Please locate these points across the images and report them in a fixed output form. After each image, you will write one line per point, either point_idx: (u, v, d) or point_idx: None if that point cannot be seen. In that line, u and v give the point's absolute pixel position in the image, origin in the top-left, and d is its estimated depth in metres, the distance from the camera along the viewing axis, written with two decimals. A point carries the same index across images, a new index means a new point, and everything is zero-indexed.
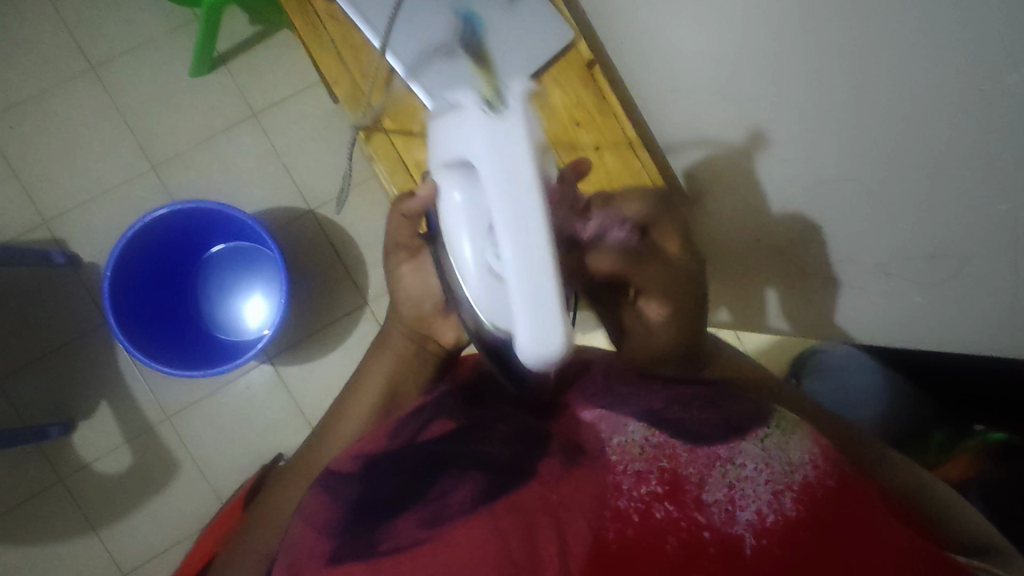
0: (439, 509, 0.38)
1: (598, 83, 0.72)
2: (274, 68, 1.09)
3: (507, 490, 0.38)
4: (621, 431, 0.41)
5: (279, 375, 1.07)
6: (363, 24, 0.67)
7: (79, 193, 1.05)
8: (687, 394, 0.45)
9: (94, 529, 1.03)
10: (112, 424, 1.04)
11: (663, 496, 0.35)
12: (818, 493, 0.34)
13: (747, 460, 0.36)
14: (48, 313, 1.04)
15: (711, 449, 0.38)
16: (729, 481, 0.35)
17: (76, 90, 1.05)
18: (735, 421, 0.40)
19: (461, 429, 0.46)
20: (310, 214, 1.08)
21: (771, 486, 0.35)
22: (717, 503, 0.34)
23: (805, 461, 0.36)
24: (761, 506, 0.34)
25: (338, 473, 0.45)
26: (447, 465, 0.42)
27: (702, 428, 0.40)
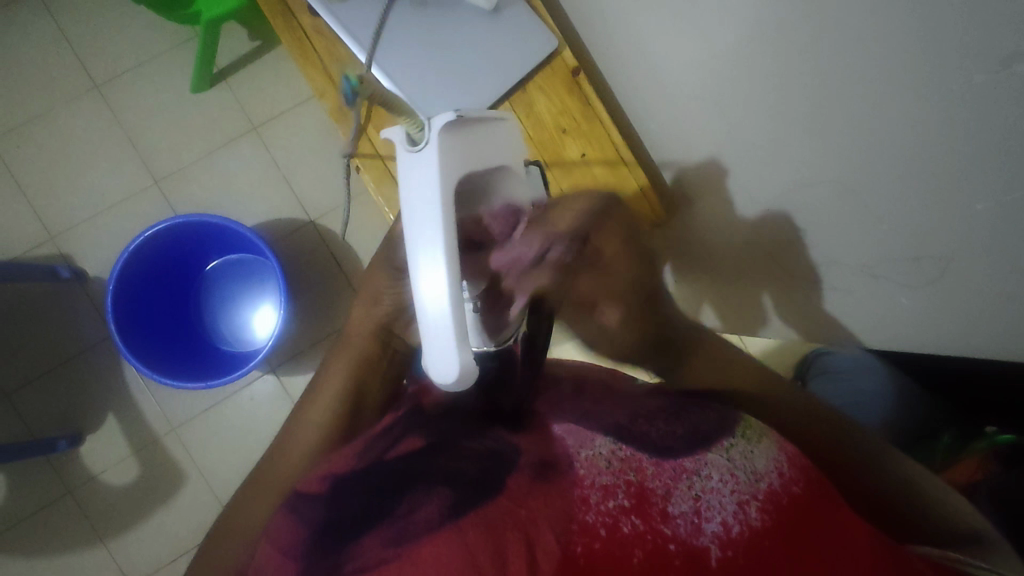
0: (405, 527, 0.36)
1: (584, 90, 0.71)
2: (272, 82, 1.10)
3: (475, 505, 0.37)
4: (588, 445, 0.41)
5: (281, 385, 1.08)
6: (349, 39, 0.66)
7: (84, 210, 1.07)
8: (649, 409, 0.45)
9: (101, 540, 1.04)
10: (118, 435, 1.06)
11: (630, 510, 0.36)
12: (782, 501, 0.35)
13: (713, 471, 0.37)
14: (55, 327, 1.06)
15: (678, 461, 0.39)
16: (695, 492, 0.36)
17: (80, 108, 1.08)
18: (701, 432, 0.41)
19: (431, 446, 0.43)
20: (309, 225, 1.09)
21: (736, 496, 0.36)
22: (682, 515, 0.35)
23: (770, 470, 0.37)
24: (726, 517, 0.35)
25: (305, 492, 0.42)
26: (414, 482, 0.39)
27: (668, 441, 0.41)
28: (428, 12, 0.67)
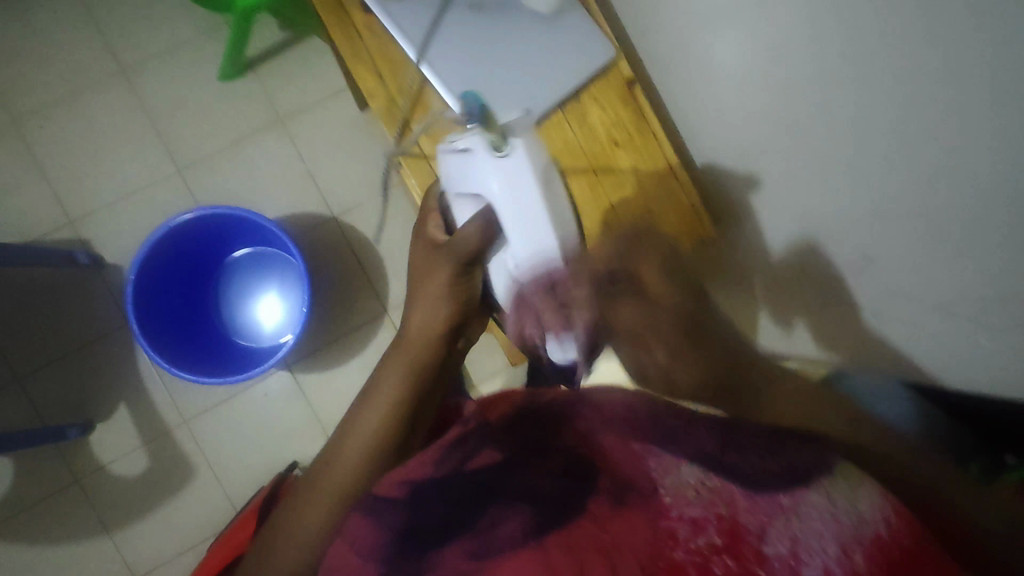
0: (487, 541, 0.39)
1: (637, 101, 0.72)
2: (304, 74, 1.08)
3: (556, 525, 0.38)
4: (674, 471, 0.39)
5: (297, 382, 1.06)
6: (402, 38, 0.67)
7: (105, 195, 1.05)
8: (742, 428, 0.42)
9: (108, 531, 1.03)
10: (129, 426, 1.04)
11: (721, 549, 0.34)
12: (893, 552, 0.32)
13: (813, 510, 0.34)
14: (70, 313, 1.04)
15: (774, 497, 0.35)
16: (793, 533, 0.33)
17: (105, 91, 1.06)
18: (801, 461, 0.37)
19: (507, 462, 0.45)
20: (333, 221, 1.08)
21: (839, 541, 0.32)
22: (779, 557, 0.33)
23: (879, 517, 0.33)
24: (827, 562, 0.32)
25: (382, 497, 0.47)
26: (492, 494, 0.42)
27: (767, 471, 0.37)
28: (484, 16, 0.69)
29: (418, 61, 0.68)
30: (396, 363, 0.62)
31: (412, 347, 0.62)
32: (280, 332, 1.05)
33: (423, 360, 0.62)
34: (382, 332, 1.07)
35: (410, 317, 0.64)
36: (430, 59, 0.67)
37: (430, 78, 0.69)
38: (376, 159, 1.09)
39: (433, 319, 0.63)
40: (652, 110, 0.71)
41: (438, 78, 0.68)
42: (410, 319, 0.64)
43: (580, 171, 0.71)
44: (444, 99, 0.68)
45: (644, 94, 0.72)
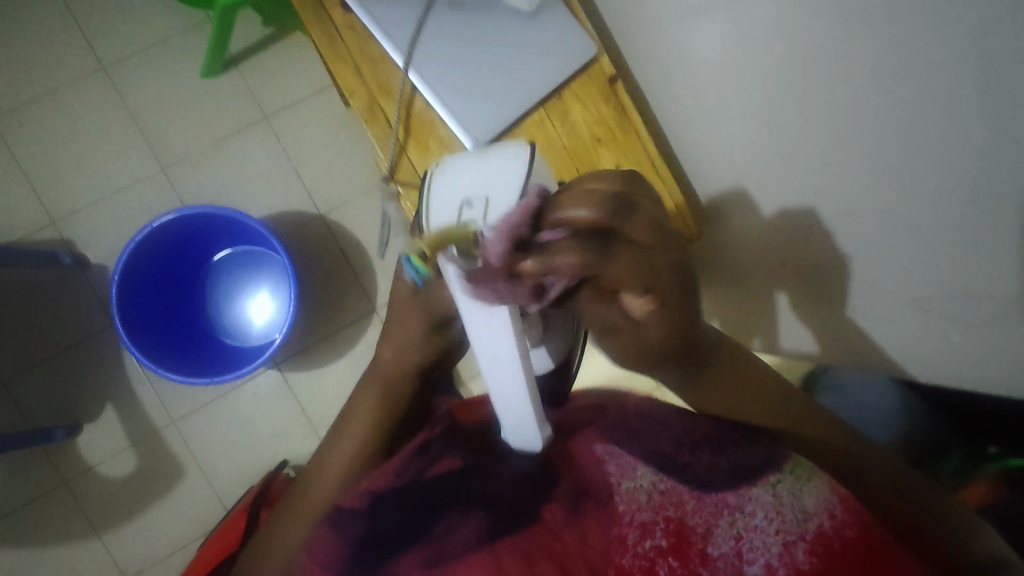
0: (441, 549, 0.39)
1: (620, 99, 0.71)
2: (287, 71, 1.08)
3: (510, 531, 0.38)
4: (629, 475, 0.39)
5: (286, 381, 1.06)
6: (387, 42, 0.67)
7: (87, 194, 1.04)
8: (695, 437, 0.43)
9: (97, 532, 1.02)
10: (116, 427, 1.03)
11: (668, 551, 0.35)
12: (833, 545, 0.33)
13: (757, 508, 0.35)
14: (54, 315, 1.03)
15: (719, 496, 0.37)
16: (736, 531, 0.34)
17: (86, 89, 1.04)
18: (746, 462, 0.39)
19: (467, 467, 0.45)
20: (319, 219, 1.07)
21: (781, 537, 0.33)
22: (723, 557, 0.34)
23: (820, 510, 0.34)
24: (769, 559, 0.33)
25: (346, 508, 0.46)
26: (448, 502, 0.42)
27: (713, 472, 0.39)
28: (466, 13, 0.69)
29: (403, 66, 0.68)
30: (368, 391, 0.58)
31: (387, 375, 0.57)
32: (267, 329, 1.05)
33: (399, 385, 0.57)
34: (370, 330, 1.07)
35: (383, 343, 0.58)
36: (415, 64, 0.68)
37: (416, 84, 0.69)
38: (361, 155, 1.08)
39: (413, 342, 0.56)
40: (635, 108, 0.71)
41: (423, 82, 0.68)
42: (382, 348, 0.58)
43: (565, 170, 0.71)
44: (430, 103, 0.69)
45: (627, 92, 0.71)
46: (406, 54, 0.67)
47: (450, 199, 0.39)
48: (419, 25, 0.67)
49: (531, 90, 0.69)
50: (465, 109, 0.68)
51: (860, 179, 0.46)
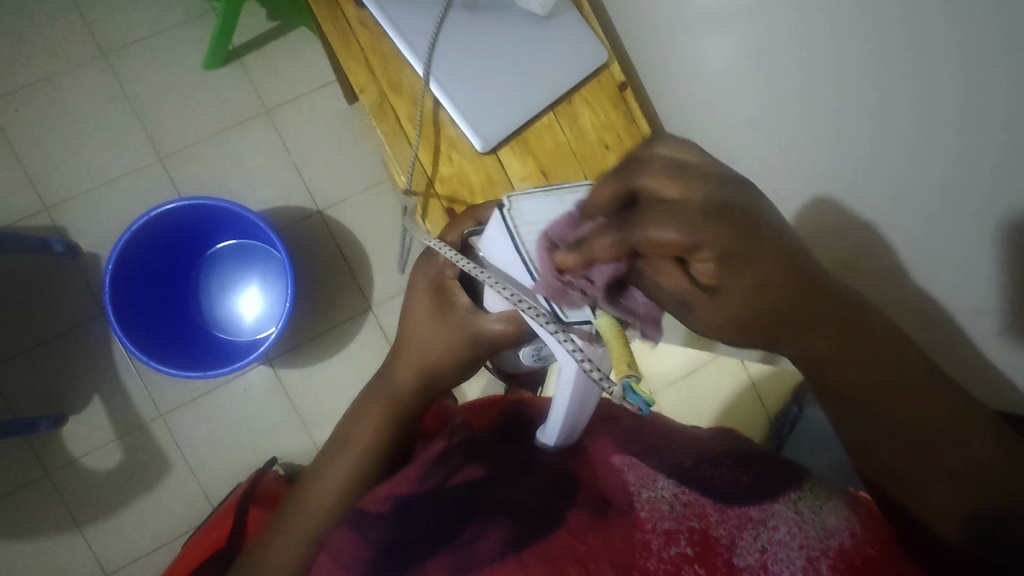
0: (468, 557, 0.38)
1: (629, 105, 0.73)
2: (291, 65, 1.07)
3: (538, 537, 0.38)
4: (650, 486, 0.42)
5: (278, 377, 1.05)
6: (406, 48, 0.67)
7: (81, 181, 1.03)
8: (714, 455, 0.46)
9: (79, 526, 1.00)
10: (103, 419, 1.02)
11: (693, 558, 0.35)
12: (856, 561, 0.33)
13: (780, 522, 0.36)
14: (43, 303, 1.02)
15: (742, 510, 0.38)
16: (761, 544, 0.35)
17: (84, 75, 1.03)
18: (767, 484, 0.41)
19: (489, 476, 0.46)
20: (317, 215, 1.07)
21: (804, 552, 0.34)
22: (749, 568, 0.34)
23: (842, 528, 0.36)
24: (795, 571, 0.33)
25: (369, 512, 0.45)
26: (474, 512, 0.42)
27: (733, 489, 0.41)
28: (479, 15, 0.69)
29: (423, 76, 0.68)
30: (374, 408, 0.58)
31: (395, 392, 0.58)
32: (261, 324, 1.04)
33: (404, 401, 0.57)
34: (366, 328, 1.07)
35: (396, 363, 0.59)
36: (435, 74, 0.67)
37: (437, 95, 0.69)
38: (362, 153, 1.08)
39: (424, 351, 0.57)
40: (643, 114, 0.72)
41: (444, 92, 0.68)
42: (395, 366, 0.59)
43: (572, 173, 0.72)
44: (450, 114, 0.69)
45: (635, 98, 0.73)
46: (427, 64, 0.66)
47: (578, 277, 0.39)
48: (438, 32, 0.67)
49: (545, 95, 0.70)
50: (484, 119, 0.68)
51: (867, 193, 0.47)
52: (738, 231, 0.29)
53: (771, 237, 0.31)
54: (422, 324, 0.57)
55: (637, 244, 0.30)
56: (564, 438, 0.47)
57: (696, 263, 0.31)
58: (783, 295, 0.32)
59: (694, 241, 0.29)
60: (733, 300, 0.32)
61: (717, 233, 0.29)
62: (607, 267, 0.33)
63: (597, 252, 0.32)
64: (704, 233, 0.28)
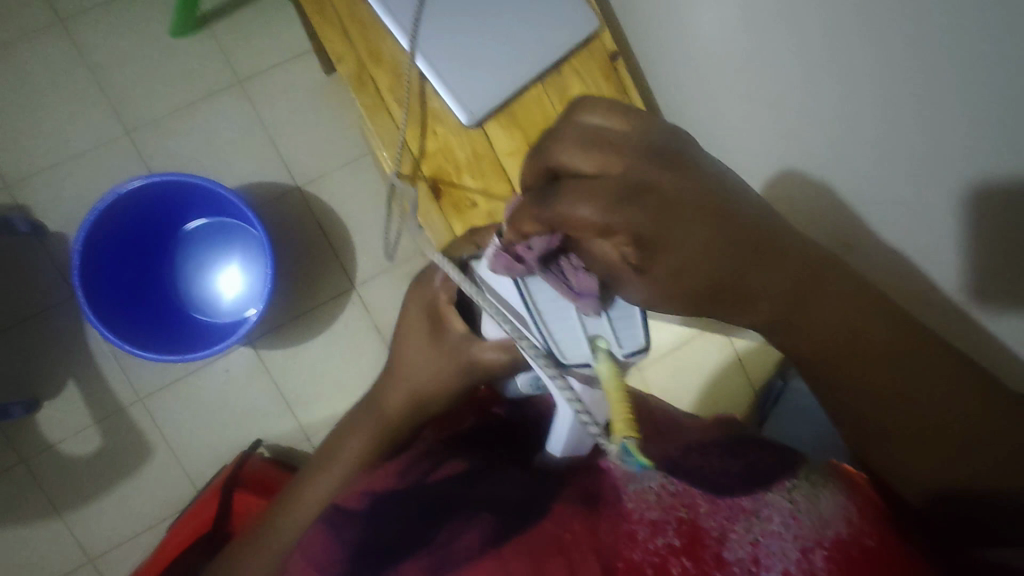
0: (445, 557, 0.38)
1: (620, 75, 0.70)
2: (263, 33, 1.02)
3: (515, 531, 0.38)
4: (639, 475, 0.40)
5: (260, 359, 1.02)
6: (388, 18, 0.64)
7: (44, 158, 0.98)
8: (703, 444, 0.46)
9: (59, 513, 0.98)
10: (80, 403, 0.99)
11: (680, 550, 0.34)
12: (853, 551, 0.32)
13: (774, 514, 0.35)
14: (10, 284, 0.97)
15: (735, 501, 0.37)
16: (753, 537, 0.34)
17: (40, 44, 0.97)
18: (759, 474, 0.40)
19: (468, 474, 0.46)
20: (296, 191, 1.03)
21: (799, 543, 0.33)
22: (739, 563, 0.33)
23: (838, 516, 0.34)
24: (788, 565, 0.32)
25: (343, 509, 0.45)
26: (452, 510, 0.41)
27: (723, 479, 0.40)
28: None
29: (407, 48, 0.65)
30: (364, 426, 0.57)
31: (385, 416, 0.56)
32: (239, 303, 1.01)
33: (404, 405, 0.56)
34: (349, 307, 1.04)
35: (388, 386, 0.57)
36: (420, 47, 0.64)
37: (421, 69, 0.66)
38: (341, 125, 1.04)
39: (425, 380, 0.54)
40: (635, 86, 0.70)
41: (429, 66, 0.65)
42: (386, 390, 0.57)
43: None
44: (436, 89, 0.66)
45: (627, 69, 0.70)
46: (411, 35, 0.63)
47: (564, 297, 0.39)
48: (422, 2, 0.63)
49: (533, 66, 0.67)
50: (470, 93, 0.66)
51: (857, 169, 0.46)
52: (654, 213, 0.31)
53: (680, 190, 0.31)
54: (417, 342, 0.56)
55: (558, 223, 0.32)
56: (573, 450, 0.44)
57: (615, 239, 0.31)
58: (712, 254, 0.32)
59: (612, 224, 0.30)
60: (684, 268, 0.32)
61: (628, 214, 0.30)
62: (540, 239, 0.35)
63: (527, 230, 0.34)
64: (618, 216, 0.30)
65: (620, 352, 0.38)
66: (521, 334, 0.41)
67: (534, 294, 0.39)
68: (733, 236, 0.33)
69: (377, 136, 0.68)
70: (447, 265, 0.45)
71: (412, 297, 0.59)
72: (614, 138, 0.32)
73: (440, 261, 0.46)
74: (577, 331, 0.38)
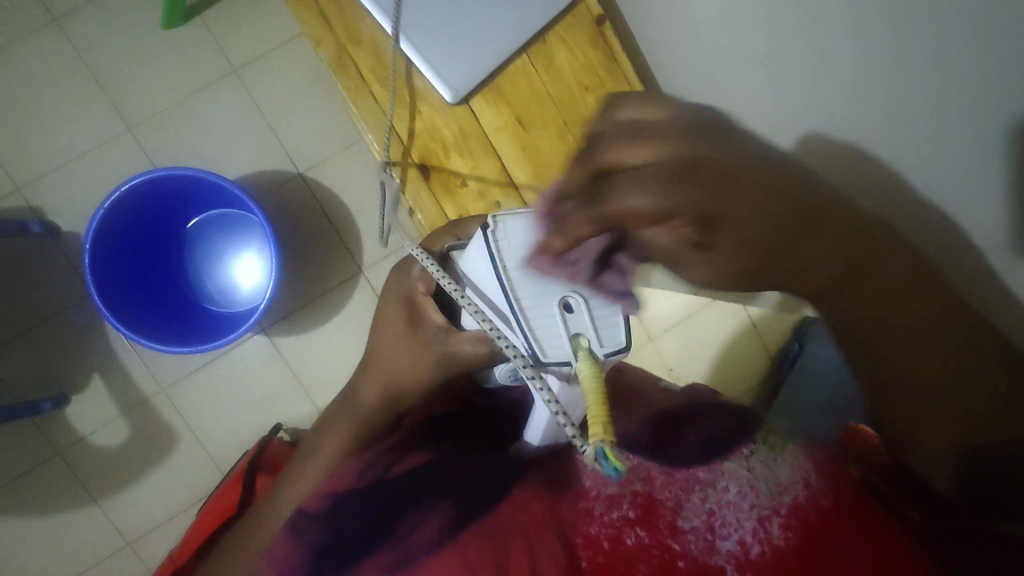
0: (406, 549, 0.43)
1: (607, 40, 0.68)
2: (254, 18, 1.01)
3: (473, 521, 0.43)
4: None
5: (274, 346, 1.04)
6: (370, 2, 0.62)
7: (51, 158, 0.99)
8: (673, 415, 0.49)
9: (96, 500, 1.03)
10: (106, 396, 1.02)
11: (635, 522, 0.39)
12: (809, 516, 0.35)
13: (729, 484, 0.39)
14: (30, 285, 1.00)
15: (691, 472, 0.41)
16: (708, 507, 0.38)
17: (38, 43, 0.98)
18: (719, 442, 0.43)
19: (432, 462, 0.51)
20: (298, 177, 1.03)
21: (755, 512, 0.36)
22: (694, 530, 0.38)
23: (796, 481, 0.37)
24: (743, 535, 0.36)
25: (306, 511, 0.49)
26: (415, 502, 0.46)
27: (682, 449, 0.43)
28: None
29: (391, 32, 0.63)
30: (341, 422, 0.58)
31: (362, 409, 0.57)
32: (248, 291, 1.02)
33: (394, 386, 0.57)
34: (358, 292, 1.05)
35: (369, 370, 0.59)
36: (404, 30, 0.63)
37: (407, 52, 0.64)
38: (338, 108, 1.03)
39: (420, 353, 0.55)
40: (623, 50, 0.68)
41: (414, 49, 0.64)
42: (362, 385, 0.59)
43: (551, 120, 0.68)
44: (422, 71, 0.65)
45: (614, 33, 0.68)
46: (393, 19, 0.62)
47: (546, 293, 0.39)
48: None
49: (516, 37, 0.65)
50: (454, 72, 0.64)
51: (840, 130, 0.45)
52: (711, 189, 0.30)
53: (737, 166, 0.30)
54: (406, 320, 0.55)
55: (612, 216, 0.31)
56: (551, 438, 0.47)
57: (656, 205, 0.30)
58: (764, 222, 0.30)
59: (667, 206, 0.29)
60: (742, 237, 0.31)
61: (682, 197, 0.29)
62: (593, 241, 0.35)
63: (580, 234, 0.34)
64: (675, 199, 0.29)
65: (601, 349, 0.39)
66: (502, 335, 0.41)
67: (514, 289, 0.39)
68: (774, 199, 0.30)
69: (360, 121, 0.69)
70: (427, 262, 0.48)
71: (396, 281, 0.59)
72: (650, 129, 0.33)
73: (418, 255, 0.48)
74: (559, 330, 0.39)
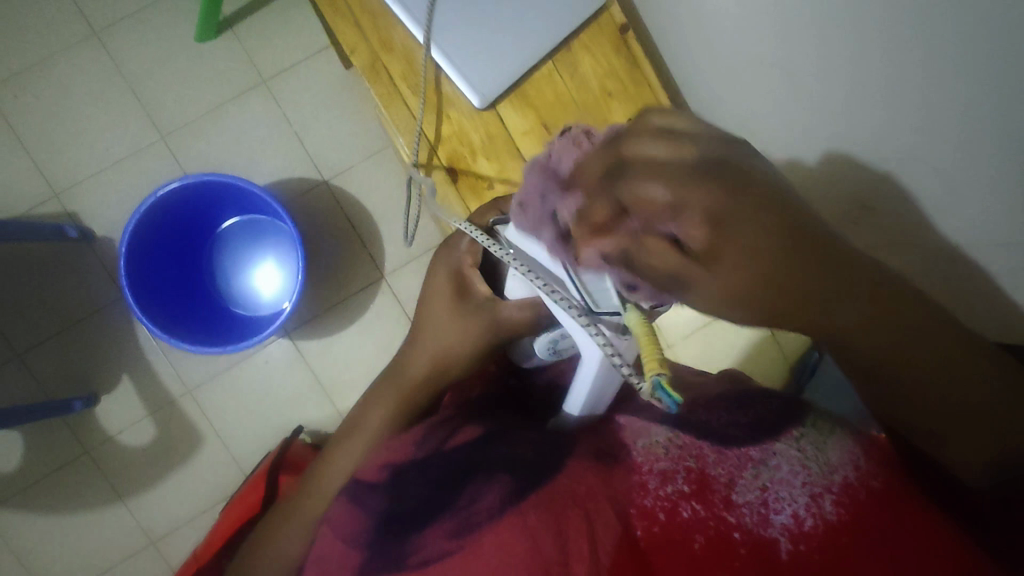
0: (468, 517, 0.42)
1: (630, 48, 0.70)
2: (284, 31, 1.04)
3: (531, 489, 0.42)
4: (645, 435, 0.46)
5: (298, 349, 1.06)
6: (405, 15, 0.64)
7: (88, 165, 1.03)
8: (706, 397, 0.51)
9: (122, 499, 1.05)
10: (134, 397, 1.05)
11: (689, 495, 0.40)
12: (860, 493, 0.37)
13: (782, 462, 0.40)
14: (66, 287, 1.04)
15: (742, 450, 0.43)
16: (762, 483, 0.40)
17: (79, 57, 1.02)
18: (767, 424, 0.45)
19: (483, 437, 0.50)
20: (323, 185, 1.06)
21: (810, 490, 0.38)
22: (748, 504, 0.39)
23: (847, 462, 0.39)
24: (798, 508, 0.37)
25: (365, 481, 0.49)
26: (471, 473, 0.45)
27: (731, 429, 0.45)
28: None
29: (423, 41, 0.65)
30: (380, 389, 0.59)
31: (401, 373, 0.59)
32: (275, 294, 1.04)
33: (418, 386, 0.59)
34: (379, 297, 1.07)
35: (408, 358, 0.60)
36: (436, 39, 0.65)
37: (437, 60, 0.67)
38: (362, 117, 1.06)
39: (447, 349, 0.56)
40: (646, 57, 0.70)
41: (446, 57, 0.66)
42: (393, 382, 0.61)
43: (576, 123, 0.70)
44: (452, 78, 0.67)
45: (637, 42, 0.70)
46: (426, 28, 0.64)
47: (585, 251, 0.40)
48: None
49: (541, 44, 0.67)
50: (482, 78, 0.67)
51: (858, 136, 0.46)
52: None
53: None
54: (434, 322, 0.57)
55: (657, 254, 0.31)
56: (589, 408, 0.50)
57: (682, 221, 0.28)
58: None
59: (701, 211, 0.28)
60: None
61: None
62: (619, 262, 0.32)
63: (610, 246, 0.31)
64: None
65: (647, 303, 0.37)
66: (553, 289, 0.43)
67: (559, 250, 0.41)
68: None
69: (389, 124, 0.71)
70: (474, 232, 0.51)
71: None
72: None
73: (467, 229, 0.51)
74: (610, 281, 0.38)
